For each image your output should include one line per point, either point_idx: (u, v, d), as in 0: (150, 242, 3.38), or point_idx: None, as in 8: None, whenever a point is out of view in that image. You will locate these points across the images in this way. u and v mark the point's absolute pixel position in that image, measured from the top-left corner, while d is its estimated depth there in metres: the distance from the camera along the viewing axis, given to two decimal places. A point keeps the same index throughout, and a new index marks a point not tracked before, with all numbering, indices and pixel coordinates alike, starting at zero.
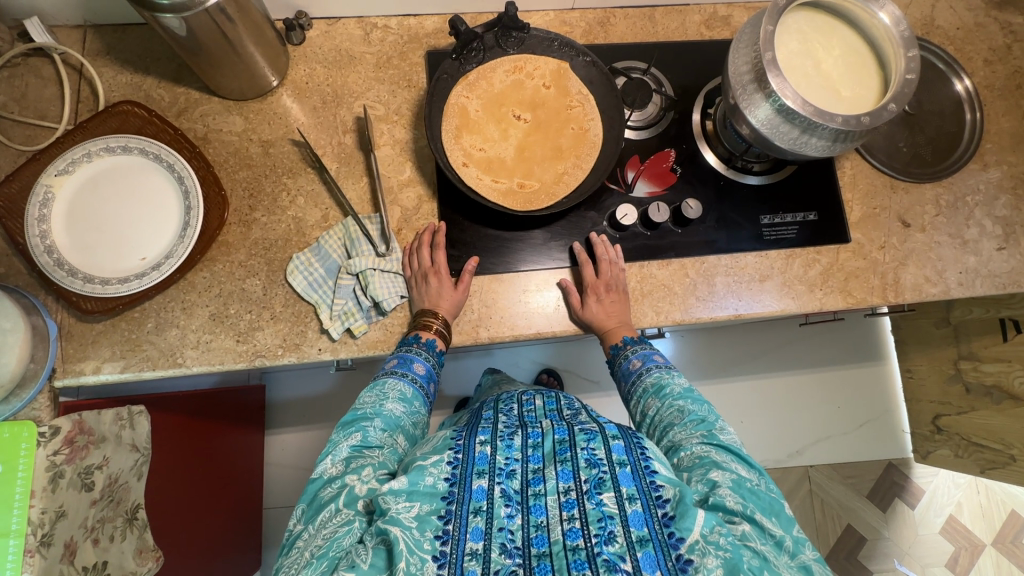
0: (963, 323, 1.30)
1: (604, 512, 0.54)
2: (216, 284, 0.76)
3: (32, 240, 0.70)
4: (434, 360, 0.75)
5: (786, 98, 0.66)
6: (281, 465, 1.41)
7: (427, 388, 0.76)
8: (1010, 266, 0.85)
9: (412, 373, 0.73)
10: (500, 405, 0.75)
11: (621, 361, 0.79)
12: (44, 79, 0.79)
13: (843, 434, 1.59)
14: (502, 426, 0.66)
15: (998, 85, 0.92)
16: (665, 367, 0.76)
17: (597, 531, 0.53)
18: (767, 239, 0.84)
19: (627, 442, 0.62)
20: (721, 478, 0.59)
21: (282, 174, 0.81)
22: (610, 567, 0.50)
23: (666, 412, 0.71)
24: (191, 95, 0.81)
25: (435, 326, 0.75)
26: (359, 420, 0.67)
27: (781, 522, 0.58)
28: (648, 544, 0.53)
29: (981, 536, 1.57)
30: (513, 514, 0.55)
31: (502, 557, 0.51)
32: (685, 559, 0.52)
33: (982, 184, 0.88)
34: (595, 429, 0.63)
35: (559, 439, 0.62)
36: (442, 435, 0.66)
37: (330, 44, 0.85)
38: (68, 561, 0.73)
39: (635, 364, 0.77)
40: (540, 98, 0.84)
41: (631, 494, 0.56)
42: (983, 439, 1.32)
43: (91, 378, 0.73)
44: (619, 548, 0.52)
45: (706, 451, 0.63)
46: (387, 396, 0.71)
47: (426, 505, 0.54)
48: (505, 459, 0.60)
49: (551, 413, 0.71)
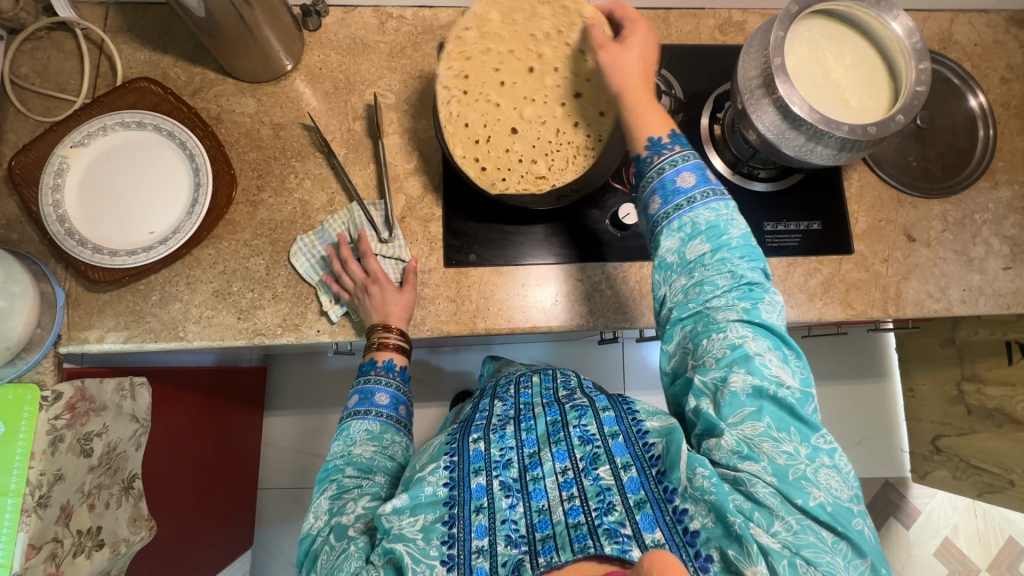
0: (968, 344, 1.28)
1: (602, 485, 0.56)
2: (220, 262, 0.78)
3: (45, 208, 0.72)
4: (396, 381, 0.75)
5: (793, 105, 0.66)
6: (279, 448, 1.43)
7: (398, 416, 0.74)
8: (1016, 286, 0.84)
9: (375, 407, 0.72)
10: (499, 390, 0.77)
11: (656, 172, 0.66)
12: (65, 52, 0.81)
13: (842, 449, 1.58)
14: (497, 419, 0.66)
15: (1014, 103, 0.91)
16: (719, 199, 0.64)
17: (596, 504, 0.55)
18: (768, 246, 0.84)
19: (617, 411, 0.64)
20: (741, 384, 0.56)
21: (291, 157, 0.82)
22: (611, 535, 0.52)
23: (712, 267, 0.62)
24: (206, 75, 0.83)
25: (391, 342, 0.74)
26: (330, 473, 0.66)
27: (802, 430, 0.55)
28: (645, 505, 0.55)
29: (976, 561, 1.57)
30: (515, 504, 0.56)
31: (508, 548, 0.53)
32: (681, 510, 0.55)
33: (991, 202, 0.87)
34: (585, 404, 0.65)
35: (552, 420, 0.63)
36: (437, 441, 0.67)
37: (345, 32, 0.86)
38: (63, 524, 0.75)
39: (682, 179, 0.65)
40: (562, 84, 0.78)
41: (625, 462, 0.58)
42: (982, 463, 1.30)
43: (94, 347, 0.75)
44: (618, 516, 0.54)
45: (741, 338, 0.58)
46: (354, 439, 0.69)
47: (430, 515, 0.56)
48: (499, 450, 0.61)
49: (546, 393, 0.70)
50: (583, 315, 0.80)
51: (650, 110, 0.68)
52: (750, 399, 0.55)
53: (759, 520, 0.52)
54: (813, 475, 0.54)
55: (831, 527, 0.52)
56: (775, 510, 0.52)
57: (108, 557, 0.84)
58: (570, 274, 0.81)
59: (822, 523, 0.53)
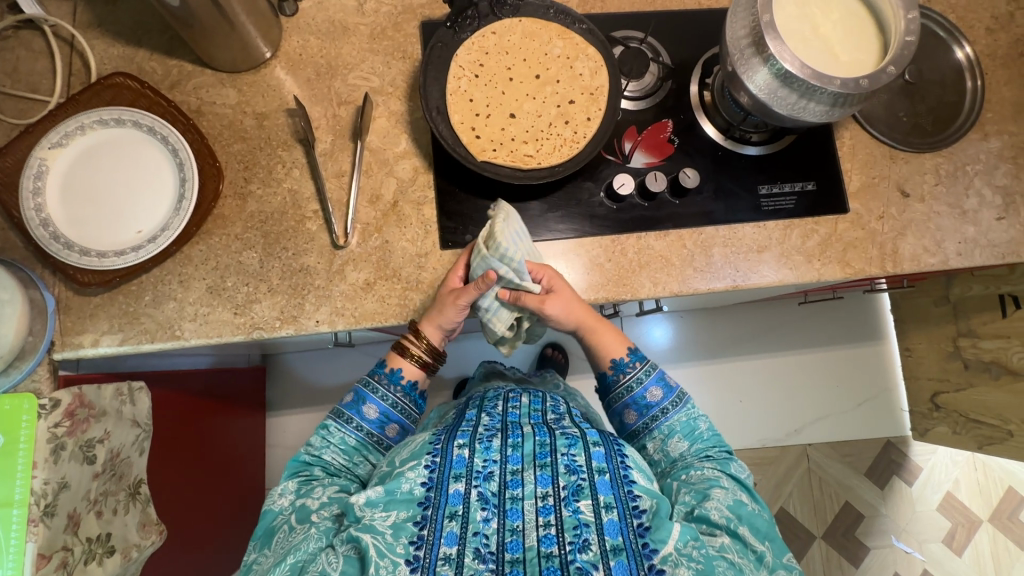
0: (962, 300, 1.29)
1: (580, 520, 0.58)
2: (212, 257, 0.76)
3: (27, 213, 0.70)
4: (394, 395, 0.77)
5: (785, 62, 0.65)
6: (284, 447, 1.43)
7: (382, 436, 0.77)
8: (1009, 236, 0.85)
9: (358, 419, 0.76)
10: (485, 401, 0.80)
11: (631, 386, 0.77)
12: (35, 51, 0.78)
13: (842, 413, 1.60)
14: (483, 428, 0.69)
15: (1000, 53, 0.91)
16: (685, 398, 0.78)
17: (572, 539, 0.57)
18: (764, 209, 0.84)
19: (607, 449, 0.67)
20: (723, 495, 0.66)
21: (276, 147, 0.80)
22: (583, 575, 0.54)
23: (690, 459, 0.74)
24: (184, 68, 0.80)
25: (415, 352, 0.77)
26: (300, 466, 0.73)
27: (773, 544, 0.66)
28: (621, 553, 0.57)
29: (979, 512, 1.59)
30: (489, 518, 0.59)
31: (476, 562, 0.56)
32: (658, 569, 0.56)
33: (982, 153, 0.88)
34: (576, 434, 0.68)
35: (540, 441, 0.66)
36: (421, 437, 0.69)
37: (324, 15, 0.84)
38: (72, 532, 0.74)
39: (654, 394, 0.76)
40: (556, 60, 0.81)
41: (608, 502, 0.60)
42: (981, 416, 1.32)
43: (89, 351, 0.73)
44: (593, 556, 0.56)
45: (716, 475, 0.70)
46: (330, 443, 0.75)
47: (403, 512, 0.59)
48: (483, 461, 0.63)
49: (534, 414, 0.75)
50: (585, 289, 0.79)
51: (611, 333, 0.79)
52: (736, 520, 0.64)
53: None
54: None
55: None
56: None
57: (120, 564, 0.83)
58: (569, 249, 0.80)
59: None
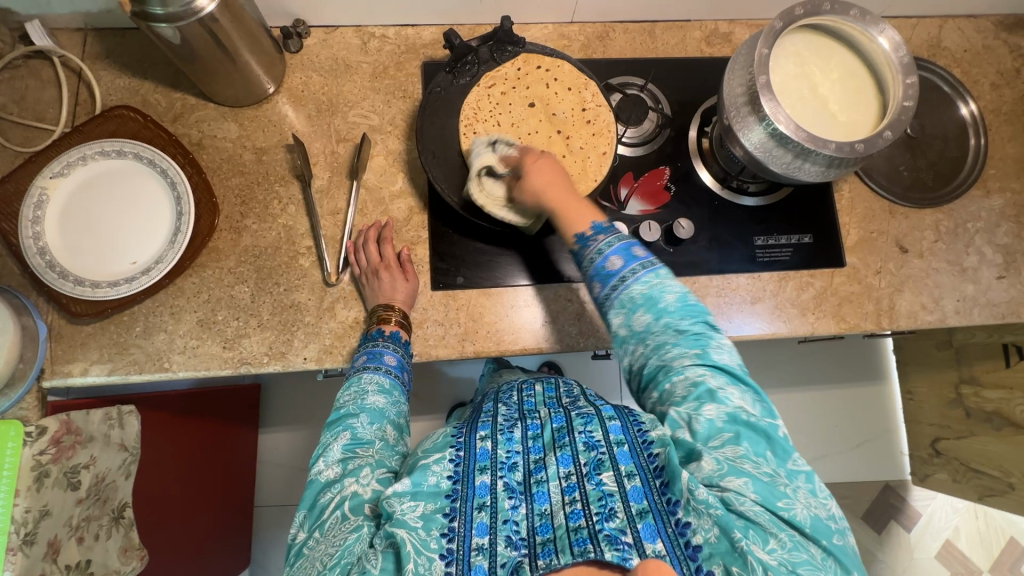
0: (965, 346, 1.25)
1: (605, 491, 0.54)
2: (204, 290, 0.77)
3: (25, 241, 0.70)
4: (403, 350, 0.73)
5: (779, 123, 0.65)
6: (275, 464, 1.42)
7: (405, 378, 0.73)
8: (1010, 296, 0.83)
9: (385, 366, 0.71)
10: (499, 397, 0.74)
11: (591, 259, 0.68)
12: (43, 80, 0.80)
13: (840, 453, 1.58)
14: (503, 419, 0.65)
15: (1005, 109, 0.90)
16: (649, 272, 0.66)
17: (598, 509, 0.53)
18: (760, 261, 0.83)
19: (623, 421, 0.62)
20: (715, 413, 0.58)
21: (274, 182, 0.81)
22: (612, 541, 0.50)
23: (659, 331, 0.64)
24: (187, 100, 0.82)
25: (393, 319, 0.73)
26: (344, 418, 0.66)
27: (779, 455, 0.57)
28: (647, 515, 0.53)
29: (979, 563, 1.56)
30: (517, 505, 0.54)
31: (508, 549, 0.51)
32: (684, 524, 0.53)
33: (984, 211, 0.86)
34: (592, 412, 0.63)
35: (557, 426, 0.62)
36: (442, 431, 0.66)
37: (327, 53, 0.85)
38: (51, 559, 0.75)
39: (613, 264, 0.66)
40: (513, 87, 0.80)
41: (629, 470, 0.56)
42: (982, 466, 1.27)
43: (78, 379, 0.74)
44: (619, 523, 0.52)
45: (701, 377, 0.60)
46: (366, 391, 0.68)
47: (430, 504, 0.54)
48: (506, 452, 0.59)
49: (549, 400, 0.69)
50: (574, 336, 0.79)
51: (577, 205, 0.70)
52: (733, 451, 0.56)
53: (755, 538, 0.51)
54: (794, 494, 0.54)
55: (817, 542, 0.53)
56: (768, 529, 0.52)
57: None
58: (561, 294, 0.80)
59: (808, 541, 0.53)
